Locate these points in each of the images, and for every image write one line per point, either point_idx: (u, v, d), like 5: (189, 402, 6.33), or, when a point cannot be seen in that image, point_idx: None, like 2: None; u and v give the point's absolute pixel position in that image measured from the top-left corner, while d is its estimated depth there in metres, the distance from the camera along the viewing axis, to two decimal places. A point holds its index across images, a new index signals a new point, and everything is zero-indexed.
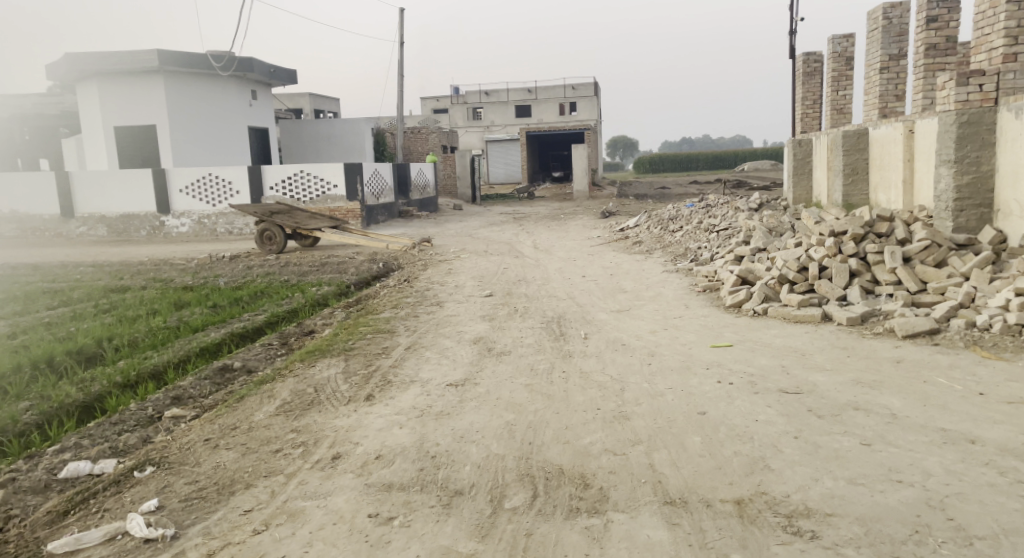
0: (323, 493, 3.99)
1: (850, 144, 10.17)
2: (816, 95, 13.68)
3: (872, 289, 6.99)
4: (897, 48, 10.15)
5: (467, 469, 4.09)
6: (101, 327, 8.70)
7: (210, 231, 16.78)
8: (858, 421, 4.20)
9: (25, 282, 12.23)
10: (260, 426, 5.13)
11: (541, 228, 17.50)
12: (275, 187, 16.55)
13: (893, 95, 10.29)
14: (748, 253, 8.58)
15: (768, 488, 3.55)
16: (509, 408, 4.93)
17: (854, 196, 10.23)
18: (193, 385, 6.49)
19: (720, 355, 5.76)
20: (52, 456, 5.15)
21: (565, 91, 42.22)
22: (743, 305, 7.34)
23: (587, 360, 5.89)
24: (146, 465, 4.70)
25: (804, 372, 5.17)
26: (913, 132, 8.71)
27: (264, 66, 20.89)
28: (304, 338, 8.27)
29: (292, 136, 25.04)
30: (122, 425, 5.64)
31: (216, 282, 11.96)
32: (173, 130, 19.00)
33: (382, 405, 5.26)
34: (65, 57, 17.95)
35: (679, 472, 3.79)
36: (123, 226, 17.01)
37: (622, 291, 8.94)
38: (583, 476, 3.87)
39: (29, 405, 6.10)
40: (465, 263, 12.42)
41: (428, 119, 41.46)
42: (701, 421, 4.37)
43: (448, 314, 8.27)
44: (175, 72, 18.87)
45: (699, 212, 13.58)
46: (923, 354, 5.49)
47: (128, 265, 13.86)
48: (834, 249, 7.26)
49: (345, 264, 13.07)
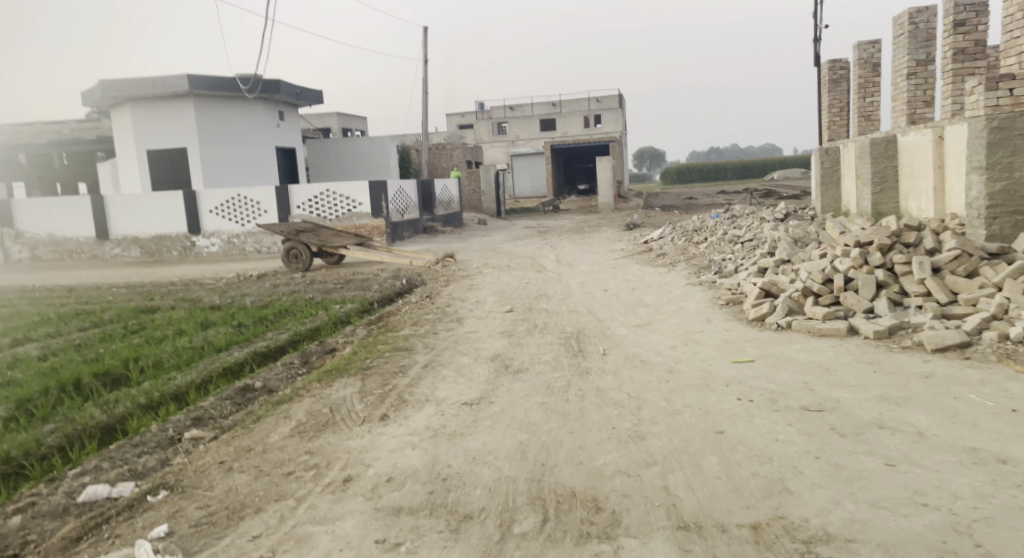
0: (332, 517, 3.94)
1: (878, 152, 9.96)
2: (843, 102, 13.45)
3: (900, 301, 6.79)
4: (925, 53, 9.94)
5: (477, 492, 4.01)
6: (128, 348, 8.79)
7: (239, 250, 16.98)
8: (883, 440, 4.05)
9: (58, 304, 12.45)
10: (275, 448, 5.10)
11: (565, 241, 17.43)
12: (301, 206, 16.69)
13: (922, 101, 10.01)
14: (773, 264, 8.40)
15: (786, 512, 3.41)
16: (523, 428, 4.84)
17: (883, 205, 9.99)
18: (214, 406, 6.49)
19: (741, 371, 5.61)
20: (72, 479, 5.16)
21: (590, 104, 42.21)
22: (767, 318, 7.17)
23: (604, 378, 5.78)
24: (160, 489, 4.69)
25: (827, 389, 5.01)
26: (943, 138, 8.49)
27: (290, 87, 21.16)
28: (325, 357, 8.27)
29: (320, 155, 25.32)
30: (143, 447, 5.65)
31: (242, 301, 12.06)
32: (202, 152, 19.31)
33: (396, 426, 5.21)
34: (99, 83, 18.40)
35: (694, 495, 3.67)
36: (155, 247, 17.29)
37: (643, 305, 8.81)
38: (595, 499, 3.77)
39: (53, 428, 6.15)
40: (487, 278, 12.40)
41: (453, 135, 41.71)
42: (719, 441, 4.25)
43: (467, 330, 8.22)
44: (205, 96, 19.21)
45: (724, 223, 13.40)
46: (954, 368, 5.30)
47: (158, 285, 14.05)
48: (860, 260, 7.07)
49: (369, 281, 13.12)
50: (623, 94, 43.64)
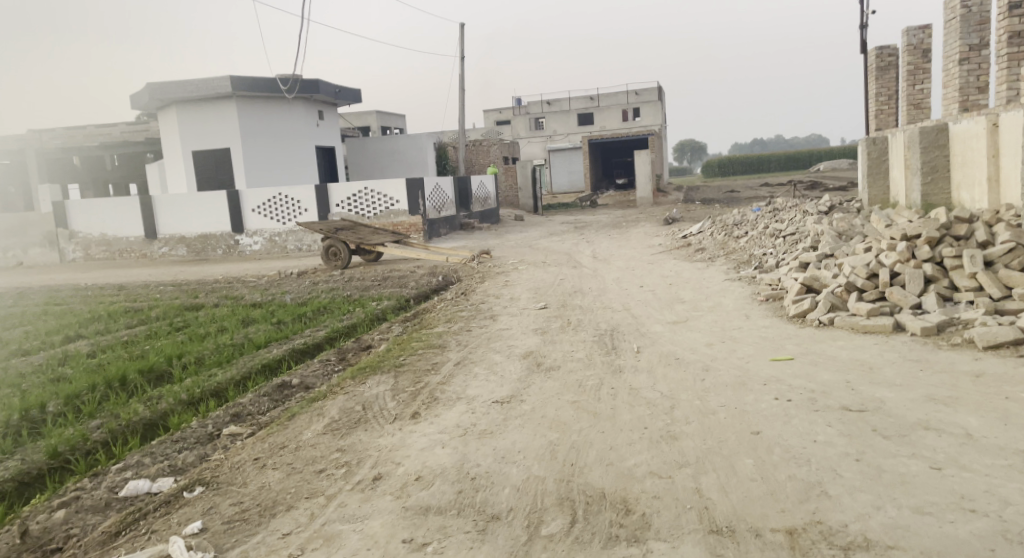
0: (360, 516, 3.92)
1: (928, 141, 9.63)
2: (891, 91, 13.05)
3: (950, 296, 6.55)
4: (978, 37, 9.57)
5: (506, 492, 3.96)
6: (172, 346, 8.96)
7: (281, 248, 17.22)
8: (929, 442, 3.88)
9: (106, 302, 12.77)
10: (307, 445, 5.13)
11: (602, 237, 17.28)
12: (341, 204, 16.85)
13: (975, 87, 9.67)
14: (815, 259, 8.19)
15: (824, 516, 3.29)
16: (553, 427, 4.78)
17: (933, 196, 9.65)
18: (252, 402, 6.56)
19: (779, 369, 5.46)
20: (114, 474, 5.26)
21: (629, 97, 41.81)
22: (808, 315, 6.99)
23: (638, 376, 5.67)
24: (196, 485, 4.73)
25: (870, 388, 4.84)
26: (998, 126, 8.17)
27: (330, 86, 21.38)
28: (361, 354, 8.31)
29: (359, 154, 25.54)
30: (182, 443, 5.74)
31: (282, 298, 12.22)
32: (244, 151, 19.60)
33: (427, 424, 5.19)
34: (146, 86, 18.83)
35: (727, 498, 3.56)
36: (200, 246, 17.63)
37: (680, 301, 8.67)
38: (625, 500, 3.69)
39: (99, 423, 6.29)
40: (523, 274, 12.35)
41: (491, 131, 41.72)
42: (755, 441, 4.12)
43: (501, 327, 8.18)
44: (248, 97, 19.52)
45: (765, 217, 13.12)
46: (1007, 366, 5.07)
47: (203, 284, 14.32)
48: (907, 254, 6.85)
49: (406, 278, 13.17)
50: (663, 87, 43.12)
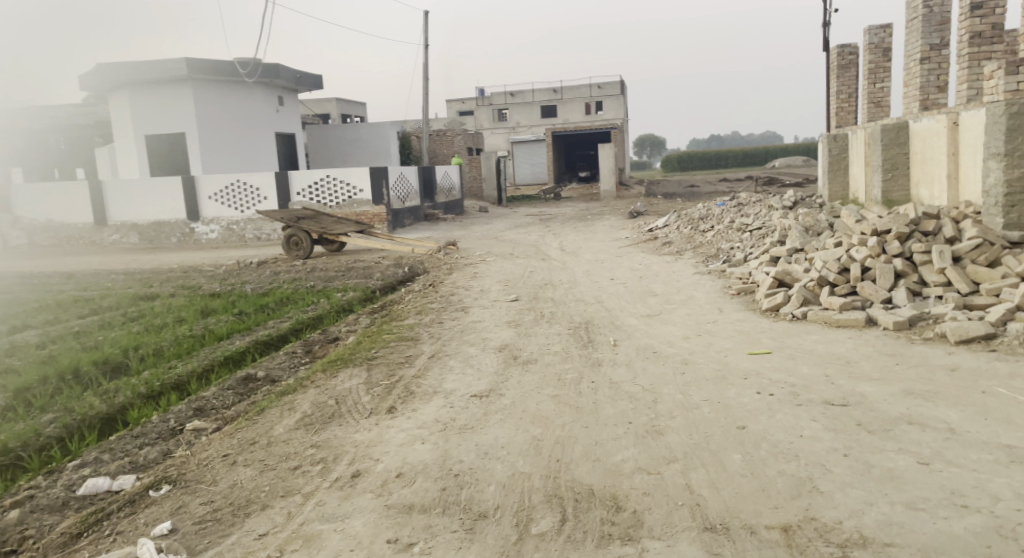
0: (340, 515, 3.78)
1: (890, 138, 9.78)
2: (852, 88, 13.23)
3: (919, 291, 6.64)
4: (939, 37, 9.74)
5: (491, 489, 3.87)
6: (128, 336, 8.63)
7: (239, 237, 16.79)
8: (913, 437, 3.90)
9: (56, 291, 12.28)
10: (280, 440, 4.95)
11: (568, 229, 17.26)
12: (301, 192, 16.49)
13: (935, 86, 9.84)
14: (785, 253, 8.25)
15: (817, 513, 3.27)
16: (536, 422, 4.70)
17: (894, 192, 9.82)
18: (216, 396, 6.34)
19: (759, 363, 5.46)
20: (72, 471, 5.01)
21: (591, 90, 41.81)
22: (781, 309, 7.02)
23: (617, 370, 5.63)
24: (162, 483, 4.50)
25: (850, 382, 4.86)
26: (958, 124, 8.31)
27: (290, 72, 20.89)
28: (328, 346, 8.11)
29: (319, 142, 25.07)
30: (143, 439, 5.50)
31: (243, 288, 11.89)
32: (201, 137, 19.05)
33: (404, 419, 5.06)
34: (97, 67, 18.14)
35: (719, 494, 3.52)
36: (154, 233, 17.09)
37: (652, 294, 8.66)
38: (615, 497, 3.63)
39: (52, 417, 5.99)
40: (491, 266, 12.24)
41: (454, 121, 41.36)
42: (741, 436, 4.10)
43: (473, 320, 8.06)
44: (204, 81, 18.97)
45: (730, 211, 13.20)
46: (981, 361, 5.15)
47: (158, 272, 13.88)
48: (877, 249, 6.92)
49: (370, 269, 12.93)
50: (624, 80, 43.24)
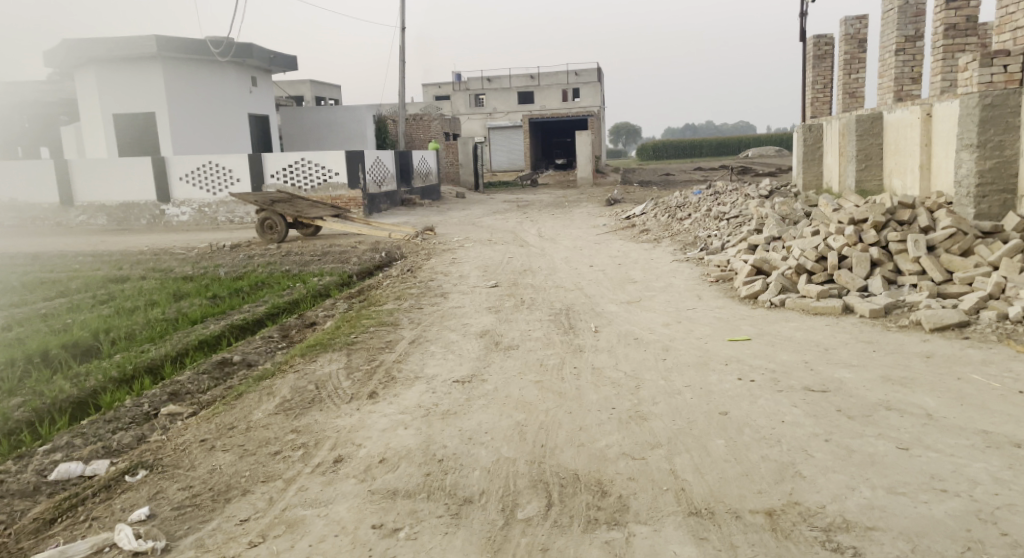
0: (324, 500, 3.75)
1: (864, 129, 9.88)
2: (827, 79, 13.34)
3: (894, 280, 6.73)
4: (914, 29, 9.85)
5: (476, 474, 3.86)
6: (98, 319, 8.45)
7: (212, 220, 16.53)
8: (892, 422, 3.96)
9: (21, 273, 11.99)
10: (259, 426, 4.88)
11: (545, 216, 17.25)
12: (276, 175, 16.27)
13: (909, 78, 9.95)
14: (762, 242, 8.32)
15: (801, 497, 3.31)
16: (519, 407, 4.69)
17: (868, 182, 9.94)
18: (191, 381, 6.24)
19: (739, 350, 5.50)
20: (43, 456, 4.91)
21: (568, 76, 41.70)
22: (759, 296, 7.08)
23: (599, 356, 5.64)
24: (138, 468, 4.41)
25: (829, 368, 4.92)
26: (931, 115, 8.42)
27: (264, 52, 20.53)
28: (305, 331, 8.01)
29: (293, 124, 24.72)
30: (117, 423, 5.40)
31: (216, 272, 11.72)
32: (172, 117, 18.69)
33: (386, 404, 5.03)
34: (64, 43, 17.66)
35: (703, 479, 3.55)
36: (124, 215, 16.76)
37: (631, 281, 8.68)
38: (600, 482, 3.64)
39: (21, 401, 5.86)
40: (469, 252, 12.18)
41: (430, 106, 41.00)
42: (724, 422, 4.13)
43: (453, 306, 8.03)
44: (175, 59, 18.58)
45: (707, 199, 13.27)
46: (955, 348, 5.24)
47: (128, 254, 13.62)
48: (854, 238, 7.00)
49: (347, 253, 12.80)
50: (601, 67, 43.19)
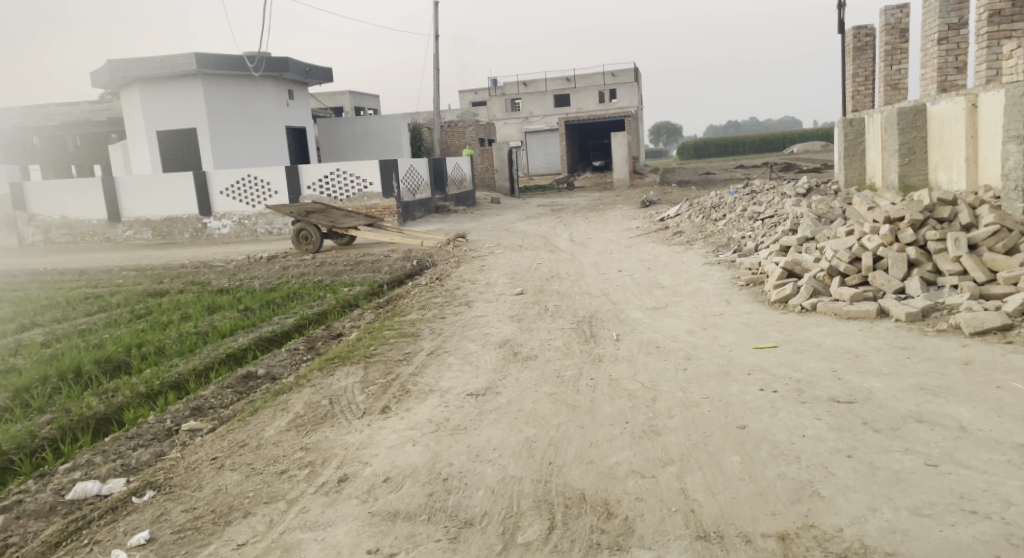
0: (323, 523, 3.66)
1: (906, 122, 9.47)
2: (868, 71, 12.89)
3: (934, 280, 6.39)
4: (957, 16, 9.42)
5: (480, 494, 3.73)
6: (131, 334, 8.55)
7: (251, 232, 16.75)
8: (922, 436, 3.70)
9: (66, 288, 12.28)
10: (269, 443, 4.80)
11: (579, 220, 17.05)
12: (311, 186, 16.39)
13: (953, 67, 9.51)
14: (795, 243, 8.02)
15: (817, 520, 3.10)
16: (530, 422, 4.55)
17: (911, 177, 9.52)
18: (214, 395, 6.21)
19: (764, 358, 5.26)
20: (62, 475, 4.84)
21: (605, 78, 41.40)
22: (790, 300, 6.79)
23: (618, 366, 5.47)
24: (146, 489, 4.36)
25: (858, 377, 4.65)
26: (977, 106, 8.02)
27: (299, 65, 20.78)
28: (331, 342, 7.97)
29: (330, 135, 24.97)
30: (138, 440, 5.34)
31: (251, 284, 11.83)
32: (212, 133, 19.01)
33: (397, 419, 4.93)
34: (107, 63, 18.17)
35: (714, 499, 3.36)
36: (167, 229, 17.09)
37: (659, 286, 8.46)
38: (606, 503, 3.48)
39: (49, 419, 5.87)
40: (499, 259, 12.09)
41: (467, 112, 41.12)
42: (742, 437, 3.92)
43: (476, 315, 7.92)
44: (214, 75, 18.92)
45: (743, 199, 12.93)
46: (996, 354, 4.92)
47: (168, 268, 13.86)
48: (889, 237, 6.68)
49: (379, 262, 12.81)
50: (638, 68, 42.79)
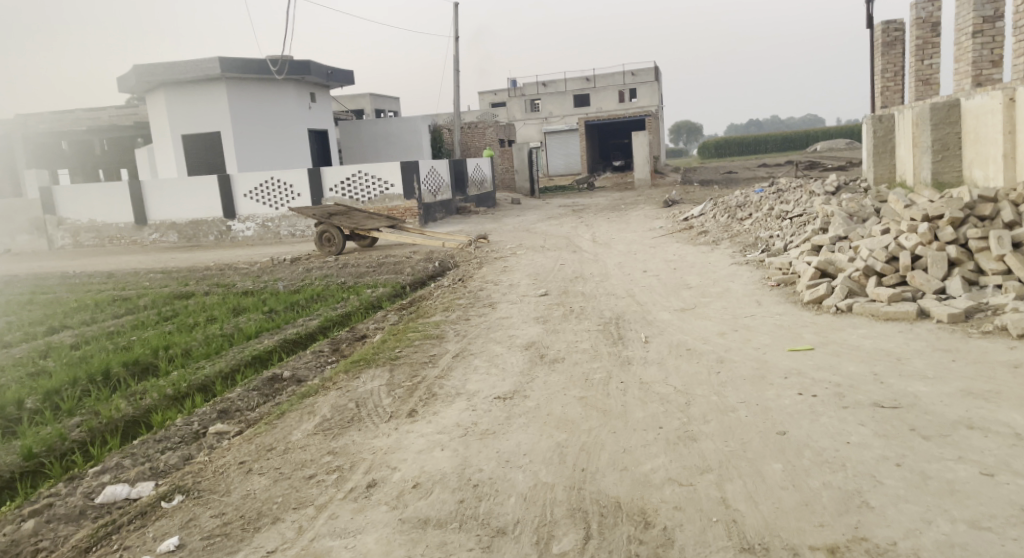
0: (352, 530, 3.58)
1: (940, 117, 9.24)
2: (897, 67, 12.61)
3: (975, 280, 6.19)
4: (992, 9, 9.18)
5: (512, 501, 3.62)
6: (158, 337, 8.54)
7: (274, 234, 16.78)
8: (975, 444, 3.54)
9: (94, 291, 12.36)
10: (297, 447, 4.72)
11: (601, 220, 16.88)
12: (334, 188, 16.39)
13: (989, 61, 9.24)
14: (828, 242, 7.83)
15: (868, 532, 2.97)
16: (560, 427, 4.45)
17: (945, 173, 9.28)
18: (241, 397, 6.15)
19: (801, 361, 5.11)
20: (92, 478, 4.79)
21: (625, 77, 41.19)
22: (824, 301, 6.61)
23: (648, 369, 5.35)
24: (175, 493, 4.28)
25: (901, 381, 4.49)
26: (1015, 100, 7.80)
27: (321, 68, 20.81)
28: (355, 344, 7.91)
29: (352, 137, 25.01)
30: (166, 443, 5.28)
31: (275, 286, 11.83)
32: (236, 136, 19.10)
33: (425, 423, 4.84)
34: (133, 68, 18.31)
35: (757, 509, 3.23)
36: (192, 232, 17.19)
37: (686, 287, 8.31)
38: (643, 512, 3.36)
39: (78, 421, 5.83)
40: (522, 260, 11.99)
41: (487, 113, 41.04)
42: (782, 443, 3.78)
43: (501, 316, 7.82)
44: (237, 79, 19.01)
45: (769, 198, 12.72)
46: None
47: (193, 271, 13.92)
48: (928, 236, 6.49)
49: (401, 264, 12.77)
50: (658, 66, 42.51)
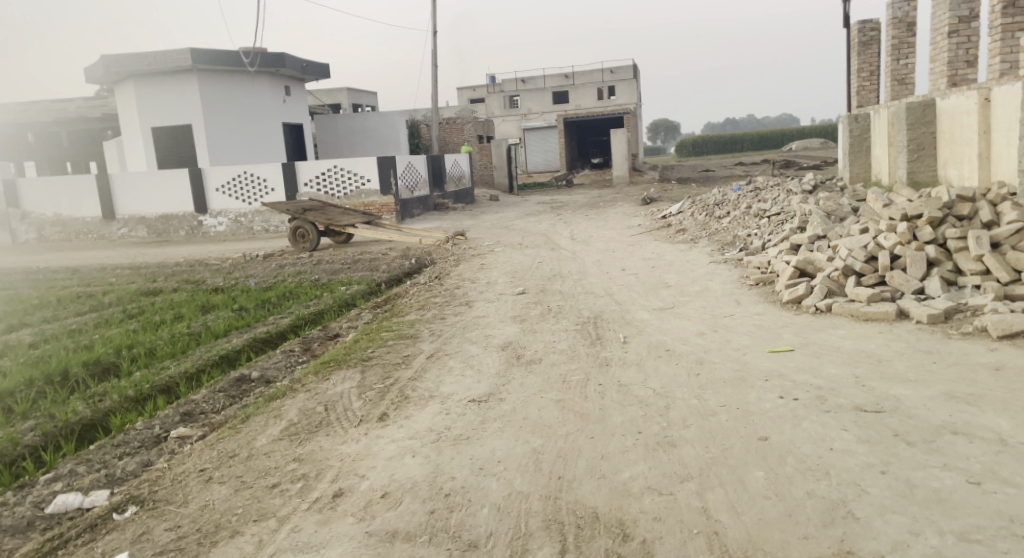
0: (316, 544, 3.40)
1: (915, 117, 9.21)
2: (873, 66, 12.61)
3: (954, 280, 6.15)
4: (968, 9, 9.14)
5: (484, 512, 3.47)
6: (122, 335, 8.26)
7: (247, 230, 16.46)
8: (960, 450, 3.47)
9: (59, 287, 12.00)
10: (261, 453, 4.52)
11: (579, 217, 16.75)
12: (309, 183, 16.10)
13: (964, 61, 9.23)
14: (806, 241, 7.76)
15: (854, 545, 2.89)
16: (535, 431, 4.30)
17: (920, 173, 9.27)
18: (206, 400, 5.92)
19: (781, 363, 5.00)
20: (43, 486, 4.55)
21: (603, 75, 41.15)
22: (803, 301, 6.54)
23: (627, 371, 5.22)
24: (128, 504, 4.05)
25: (883, 384, 4.41)
26: (990, 101, 7.78)
27: (296, 61, 20.43)
28: (327, 343, 7.69)
29: (327, 131, 24.63)
30: (124, 448, 5.05)
31: (246, 282, 11.56)
32: (207, 129, 18.70)
33: (396, 428, 4.66)
34: (101, 59, 17.86)
35: (739, 520, 3.13)
36: (162, 227, 16.79)
37: (665, 286, 8.19)
38: (621, 523, 3.24)
39: (32, 425, 5.58)
40: (499, 257, 11.82)
41: (465, 108, 40.76)
42: (764, 450, 3.67)
43: (477, 315, 7.66)
44: (209, 71, 18.62)
45: (747, 196, 12.66)
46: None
47: (163, 266, 13.58)
48: (907, 236, 6.43)
49: (376, 261, 12.53)
50: (637, 64, 42.51)
